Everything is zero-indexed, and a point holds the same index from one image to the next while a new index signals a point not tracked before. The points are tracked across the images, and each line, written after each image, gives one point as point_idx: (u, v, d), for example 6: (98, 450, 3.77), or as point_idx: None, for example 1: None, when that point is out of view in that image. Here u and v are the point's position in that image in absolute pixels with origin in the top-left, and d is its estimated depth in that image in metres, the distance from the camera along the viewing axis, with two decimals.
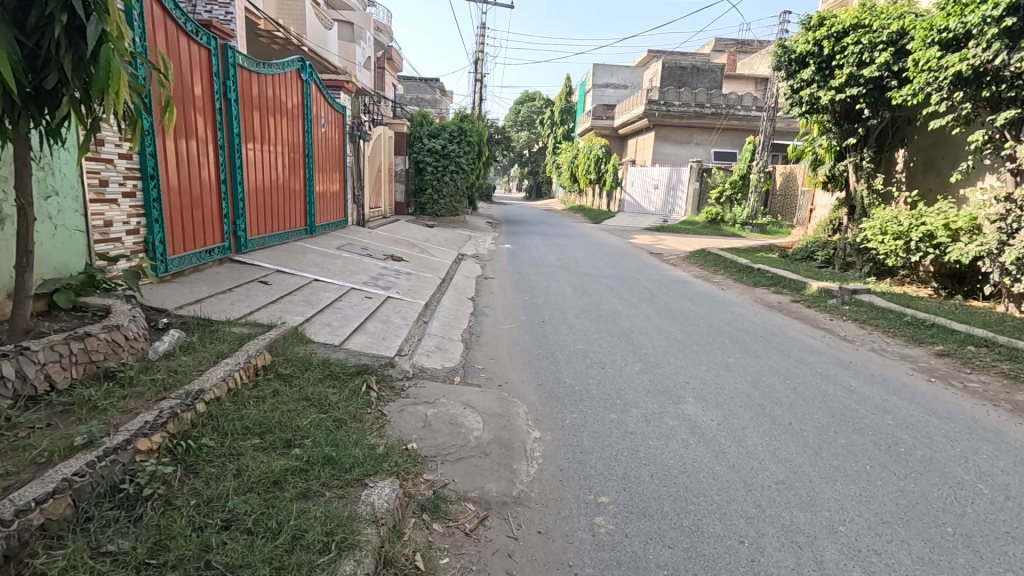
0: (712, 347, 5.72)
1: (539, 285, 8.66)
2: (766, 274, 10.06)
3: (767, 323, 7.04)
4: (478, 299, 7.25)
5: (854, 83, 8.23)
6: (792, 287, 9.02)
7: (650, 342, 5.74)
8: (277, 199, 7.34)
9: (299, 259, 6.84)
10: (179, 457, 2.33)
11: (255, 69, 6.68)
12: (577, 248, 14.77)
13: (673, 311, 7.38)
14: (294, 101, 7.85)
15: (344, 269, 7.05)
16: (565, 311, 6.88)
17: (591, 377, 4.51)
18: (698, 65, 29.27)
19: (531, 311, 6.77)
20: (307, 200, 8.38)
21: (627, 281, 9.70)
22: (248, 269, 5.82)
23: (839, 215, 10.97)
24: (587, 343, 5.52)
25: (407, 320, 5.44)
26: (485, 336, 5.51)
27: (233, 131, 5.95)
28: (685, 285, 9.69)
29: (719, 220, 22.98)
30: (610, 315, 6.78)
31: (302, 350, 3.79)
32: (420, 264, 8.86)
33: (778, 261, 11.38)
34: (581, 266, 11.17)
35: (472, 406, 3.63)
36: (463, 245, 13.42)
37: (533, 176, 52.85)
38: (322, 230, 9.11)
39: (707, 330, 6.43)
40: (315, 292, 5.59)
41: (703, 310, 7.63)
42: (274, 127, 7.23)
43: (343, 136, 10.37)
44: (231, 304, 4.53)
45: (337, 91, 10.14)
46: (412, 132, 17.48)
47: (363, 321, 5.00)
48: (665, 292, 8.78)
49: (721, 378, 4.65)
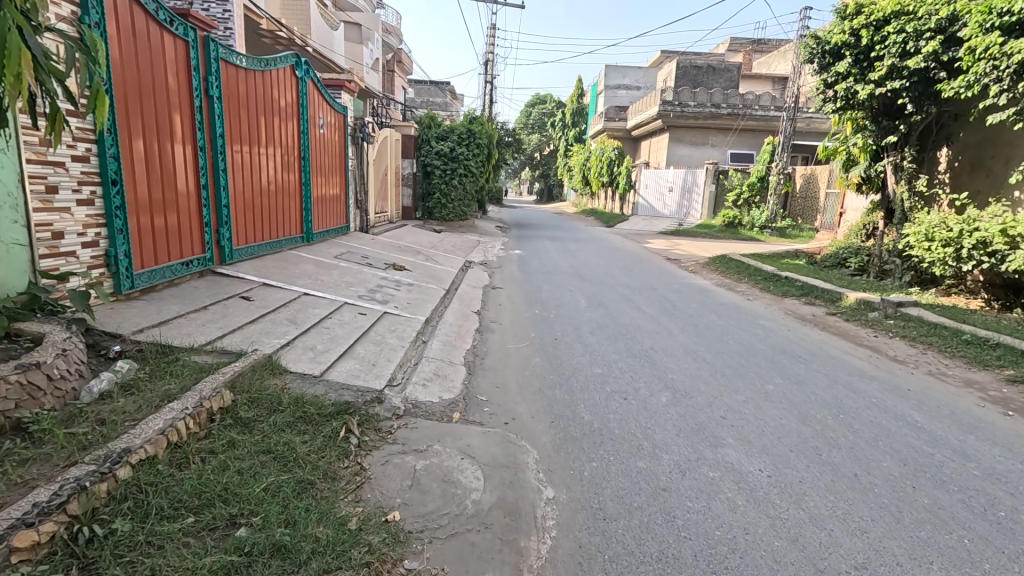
0: (747, 370, 5.07)
1: (551, 295, 8.04)
2: (796, 283, 9.35)
3: (804, 340, 6.35)
4: (484, 313, 6.66)
5: (896, 76, 7.55)
6: (826, 298, 8.32)
7: (676, 364, 5.10)
8: (268, 205, 6.85)
9: (290, 270, 6.31)
10: (77, 552, 1.78)
11: (244, 64, 6.19)
12: (591, 254, 14.16)
13: (699, 326, 6.72)
14: (288, 100, 7.36)
15: (339, 280, 6.51)
16: (580, 327, 6.27)
17: (611, 411, 3.89)
18: (713, 65, 28.53)
19: (543, 327, 6.17)
20: (304, 205, 7.88)
21: (645, 290, 9.06)
22: (231, 283, 5.30)
23: (874, 219, 10.23)
24: (605, 367, 4.90)
25: (404, 339, 4.87)
26: (491, 359, 4.92)
27: (216, 132, 5.46)
28: (708, 295, 9.01)
29: (737, 224, 22.21)
30: (630, 332, 6.15)
31: (273, 385, 3.23)
32: (424, 274, 8.30)
33: (806, 268, 10.68)
34: (595, 274, 10.56)
35: (472, 454, 3.03)
36: (471, 251, 12.85)
37: (544, 179, 52.29)
38: (321, 237, 8.61)
39: (738, 348, 5.78)
40: (302, 309, 5.04)
41: (731, 324, 6.95)
42: (266, 129, 6.75)
43: (344, 138, 9.88)
44: (201, 326, 3.98)
45: (338, 91, 9.65)
46: (420, 134, 16.98)
47: (352, 343, 4.43)
48: (686, 303, 8.12)
49: (763, 412, 4.00)
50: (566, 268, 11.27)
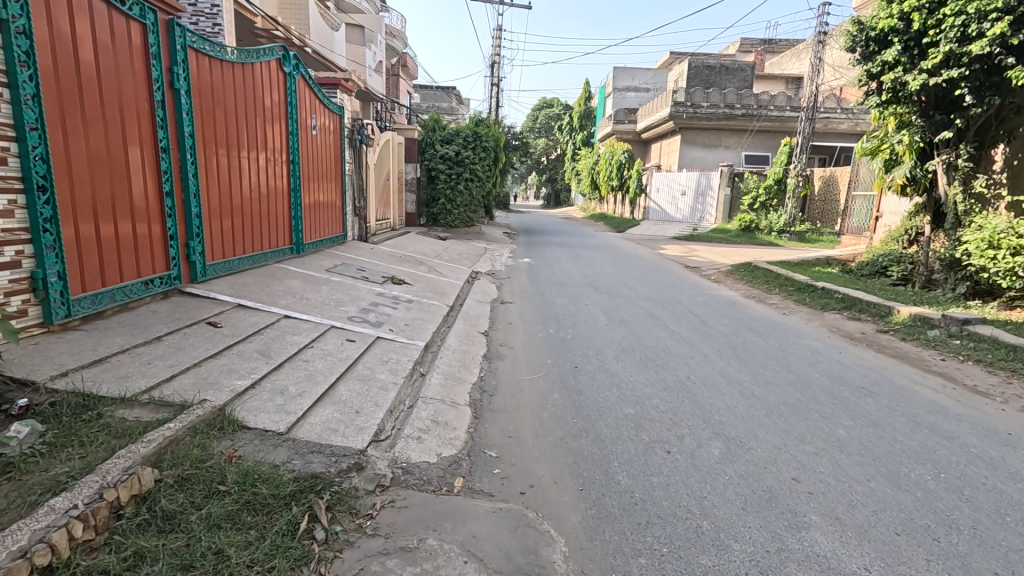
0: (807, 406, 4.24)
1: (565, 311, 7.24)
2: (835, 294, 8.52)
3: (861, 365, 5.49)
4: (492, 334, 5.89)
5: (953, 64, 6.74)
6: (873, 313, 7.48)
7: (722, 400, 4.28)
8: (253, 213, 6.16)
9: (272, 287, 5.55)
10: None
11: (224, 56, 5.51)
12: (605, 261, 13.35)
13: (737, 348, 5.87)
14: (275, 98, 6.66)
15: (329, 298, 5.76)
16: (602, 351, 5.45)
17: (655, 473, 3.09)
18: (726, 64, 27.69)
19: (560, 352, 5.38)
20: (294, 212, 7.19)
21: (669, 304, 8.25)
22: (199, 305, 4.57)
23: (918, 224, 9.32)
24: (637, 404, 4.11)
25: (397, 373, 4.10)
26: (502, 395, 4.14)
27: (184, 131, 4.75)
28: (739, 309, 8.18)
29: (753, 228, 21.35)
30: (659, 357, 5.33)
31: (219, 453, 2.46)
32: (426, 287, 7.55)
33: (842, 278, 9.84)
34: (612, 284, 9.77)
35: (477, 553, 2.25)
36: (478, 260, 12.09)
37: (551, 183, 51.60)
38: (313, 248, 7.89)
39: (788, 376, 4.96)
40: (279, 336, 4.27)
41: (773, 345, 6.09)
42: (251, 128, 6.06)
43: (341, 140, 9.19)
44: (145, 367, 3.23)
45: (333, 90, 8.95)
46: (424, 137, 16.29)
47: (334, 381, 3.66)
48: (716, 320, 7.27)
49: (844, 472, 3.18)
50: (580, 277, 10.47)
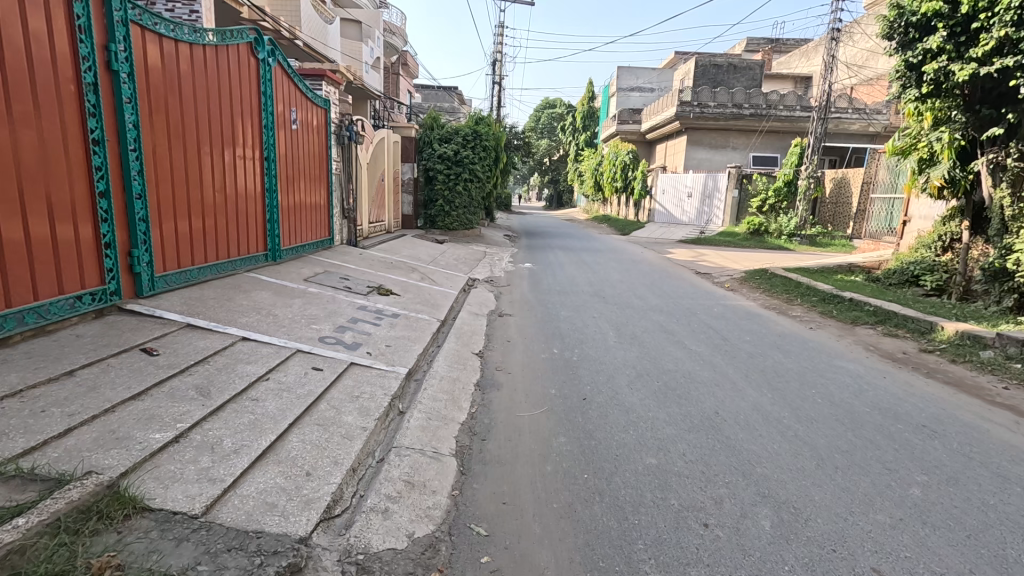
0: (866, 453, 3.50)
1: (570, 326, 6.51)
2: (865, 306, 7.78)
3: (913, 393, 4.75)
4: (487, 356, 5.16)
5: (1007, 52, 6.02)
6: (912, 329, 6.76)
7: (763, 445, 3.55)
8: (219, 218, 5.47)
9: (235, 301, 4.84)
10: None
11: (181, 36, 4.81)
12: (611, 267, 12.61)
13: (768, 373, 5.13)
14: (248, 86, 5.95)
15: (301, 313, 5.04)
16: (614, 378, 4.71)
17: (692, 562, 2.36)
18: (734, 62, 26.91)
19: (565, 378, 4.65)
20: (269, 216, 6.49)
21: (685, 317, 7.52)
22: (138, 327, 3.86)
23: (954, 231, 8.55)
24: (661, 452, 3.37)
25: (369, 412, 3.38)
26: (496, 440, 3.41)
27: (125, 121, 4.06)
28: (760, 323, 7.43)
29: (763, 231, 20.61)
30: (680, 386, 4.60)
31: (85, 564, 1.73)
32: (417, 298, 6.82)
33: (868, 287, 9.12)
34: (621, 293, 9.03)
35: None
36: (475, 265, 11.38)
37: (554, 184, 50.76)
38: (293, 254, 7.18)
39: (834, 411, 4.22)
40: (229, 366, 3.55)
41: (808, 368, 5.35)
42: (217, 121, 5.37)
43: (327, 137, 8.48)
44: (35, 416, 2.52)
45: (318, 82, 8.25)
46: (421, 136, 15.59)
47: (286, 429, 2.94)
48: (738, 337, 6.53)
49: (938, 560, 2.44)
50: (586, 285, 9.73)
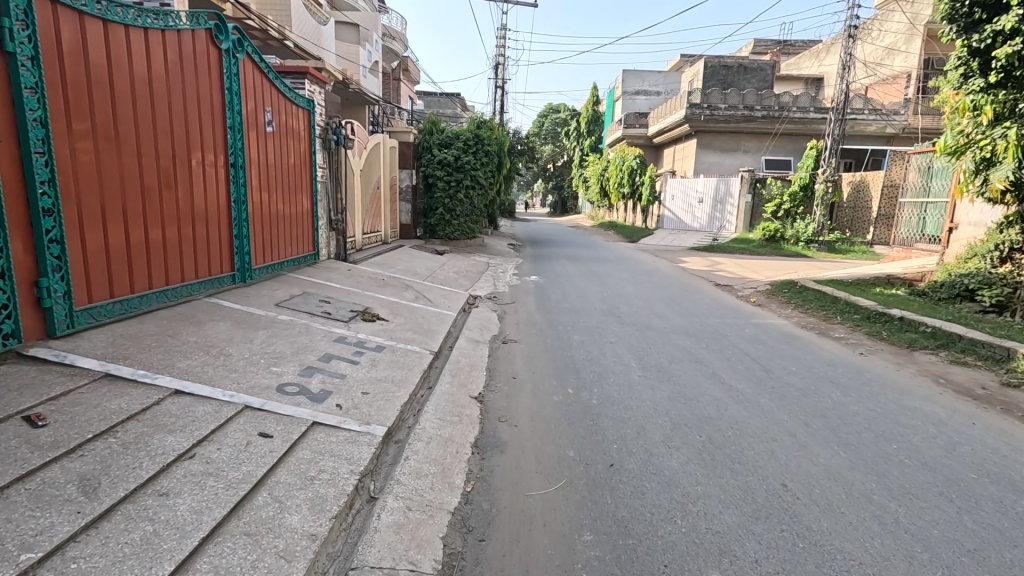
0: (1007, 555, 2.56)
1: (585, 356, 5.59)
2: (921, 327, 6.84)
3: (1020, 447, 3.80)
4: (488, 401, 4.25)
5: None
6: (984, 356, 5.82)
7: (861, 544, 2.61)
8: (173, 236, 4.63)
9: (179, 338, 3.96)
10: None
11: (114, 16, 3.97)
12: (623, 279, 11.72)
13: (832, 421, 4.18)
14: (209, 79, 5.09)
15: (262, 350, 4.14)
16: (646, 432, 3.79)
17: None
18: (745, 63, 26.14)
19: (585, 434, 3.72)
20: (238, 231, 5.62)
21: (715, 341, 6.59)
22: (34, 382, 2.97)
23: (1014, 239, 7.76)
24: (726, 561, 2.45)
25: (324, 507, 2.47)
26: (498, 544, 2.50)
27: (26, 118, 3.25)
28: (801, 348, 6.47)
29: (778, 238, 19.63)
30: (730, 445, 3.66)
31: None
32: (409, 324, 5.92)
33: (913, 302, 8.19)
34: (638, 311, 8.13)
35: None
36: (477, 280, 10.50)
37: (558, 190, 49.87)
38: (267, 274, 6.30)
39: (933, 481, 3.28)
40: (141, 439, 2.66)
41: (878, 413, 4.40)
42: (168, 120, 4.53)
43: (311, 142, 7.62)
44: None
45: (300, 80, 7.37)
46: (420, 141, 14.72)
47: (195, 547, 2.05)
48: (782, 368, 5.58)
49: None
50: (599, 301, 8.81)
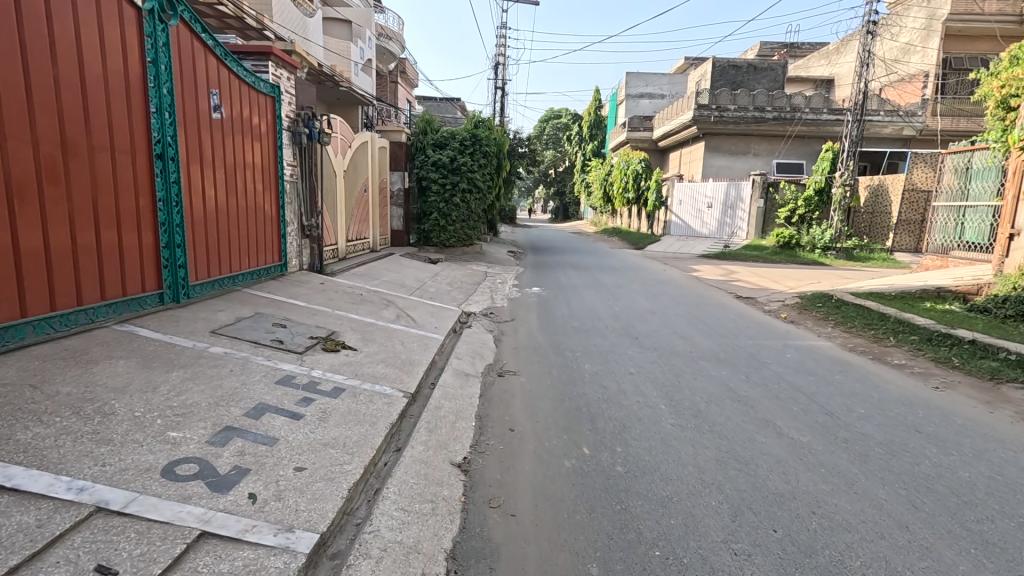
0: None
1: (601, 395, 4.46)
2: (999, 354, 5.71)
3: None
4: (475, 471, 3.11)
5: None
6: None
7: None
8: (64, 244, 3.54)
9: (43, 390, 2.84)
10: None
11: None
12: (634, 291, 10.58)
13: (948, 501, 3.03)
14: (120, 43, 4.00)
15: (164, 403, 3.01)
16: (699, 526, 2.66)
17: None
18: (754, 63, 25.14)
19: (612, 531, 2.59)
20: (167, 239, 4.52)
21: (755, 371, 5.43)
22: None
23: None
24: None
25: None
26: None
27: None
28: (861, 381, 5.31)
29: (793, 245, 18.30)
30: (824, 549, 2.52)
31: None
32: (383, 353, 4.79)
33: (975, 320, 7.06)
34: (657, 331, 6.99)
35: None
36: (472, 293, 9.37)
37: (559, 197, 48.80)
38: (210, 292, 5.17)
39: None
40: None
41: (1002, 484, 3.26)
42: (54, 92, 3.46)
43: (275, 135, 6.53)
44: None
45: (263, 62, 6.29)
46: (413, 142, 13.66)
47: None
48: (848, 411, 4.44)
49: None
50: (610, 318, 7.67)
